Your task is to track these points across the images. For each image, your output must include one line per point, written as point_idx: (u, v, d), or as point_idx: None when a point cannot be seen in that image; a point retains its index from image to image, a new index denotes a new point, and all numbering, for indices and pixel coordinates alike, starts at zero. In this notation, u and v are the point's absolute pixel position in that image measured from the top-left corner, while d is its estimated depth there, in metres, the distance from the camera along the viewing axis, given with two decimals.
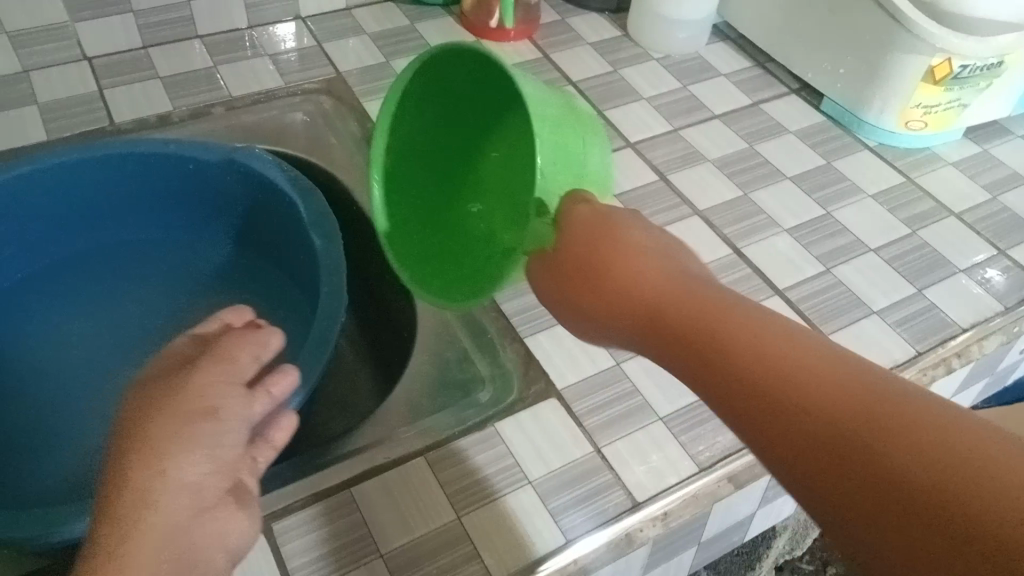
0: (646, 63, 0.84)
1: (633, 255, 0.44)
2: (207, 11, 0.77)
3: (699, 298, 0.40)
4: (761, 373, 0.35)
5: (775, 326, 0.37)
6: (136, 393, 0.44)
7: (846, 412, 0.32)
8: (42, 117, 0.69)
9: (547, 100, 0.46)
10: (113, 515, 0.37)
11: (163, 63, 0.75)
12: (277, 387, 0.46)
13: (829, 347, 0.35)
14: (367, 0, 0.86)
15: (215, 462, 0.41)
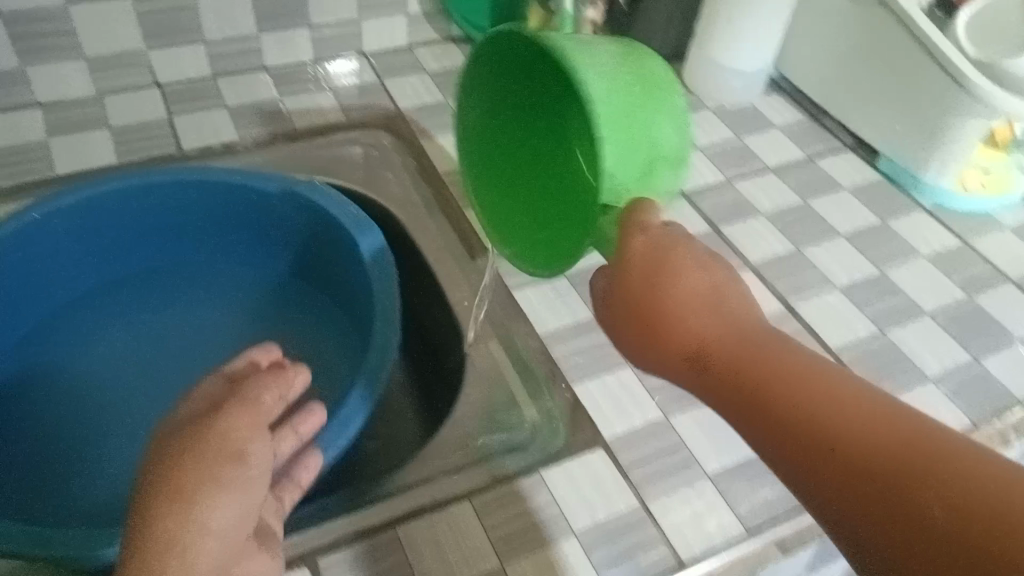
0: (700, 112, 0.85)
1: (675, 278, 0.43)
2: (275, 45, 0.79)
3: (740, 330, 0.40)
4: (804, 410, 0.36)
5: (814, 362, 0.37)
6: (163, 437, 0.43)
7: (892, 460, 0.33)
8: (113, 141, 0.71)
9: (620, 87, 0.45)
10: (142, 565, 0.37)
11: (230, 92, 0.78)
12: (304, 426, 0.50)
13: (865, 389, 0.36)
14: (429, 38, 0.87)
15: (242, 506, 0.41)
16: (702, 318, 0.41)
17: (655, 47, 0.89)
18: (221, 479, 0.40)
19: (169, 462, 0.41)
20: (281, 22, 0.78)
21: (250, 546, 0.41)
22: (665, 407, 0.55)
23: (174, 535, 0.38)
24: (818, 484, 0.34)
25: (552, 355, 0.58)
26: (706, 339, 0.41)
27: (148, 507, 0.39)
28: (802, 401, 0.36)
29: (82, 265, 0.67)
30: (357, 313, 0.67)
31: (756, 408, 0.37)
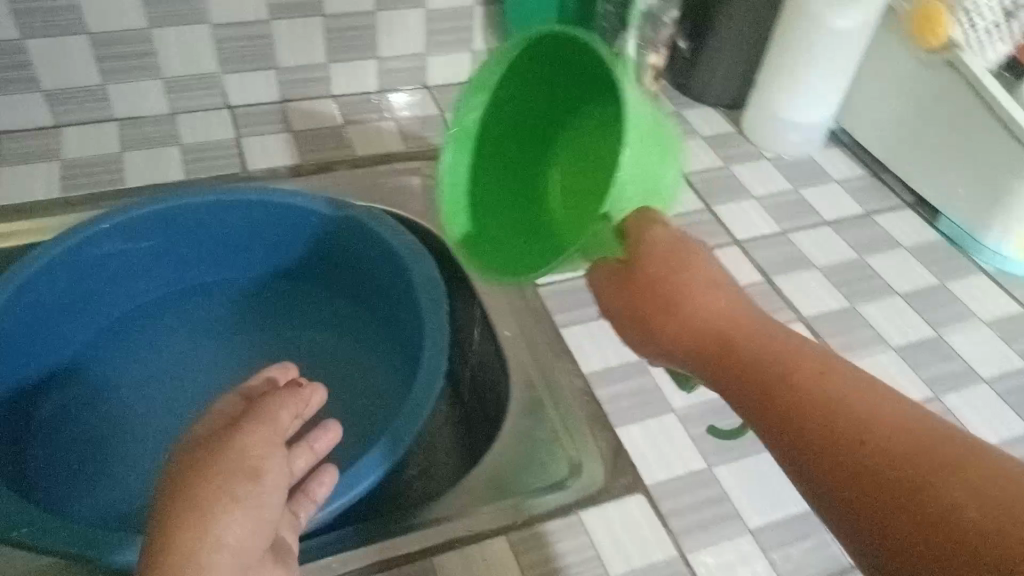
0: (758, 162, 0.85)
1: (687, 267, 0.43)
2: (343, 74, 0.82)
3: (763, 331, 0.39)
4: (820, 413, 0.34)
5: (841, 368, 0.36)
6: (183, 451, 0.44)
7: (900, 450, 0.32)
8: (183, 158, 0.74)
9: (650, 116, 0.46)
10: None
11: (297, 118, 0.80)
12: (319, 443, 0.50)
13: (872, 385, 0.35)
14: None
15: (256, 525, 0.41)
16: (718, 316, 0.40)
17: (715, 94, 0.89)
18: (236, 497, 0.41)
19: (186, 481, 0.41)
20: (351, 52, 0.80)
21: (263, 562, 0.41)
22: (708, 458, 0.55)
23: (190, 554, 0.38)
24: (829, 487, 0.33)
25: (594, 394, 0.59)
26: (726, 338, 0.40)
27: (161, 526, 0.39)
28: (824, 403, 0.35)
29: (152, 271, 0.70)
30: (406, 340, 0.67)
31: (774, 409, 0.36)
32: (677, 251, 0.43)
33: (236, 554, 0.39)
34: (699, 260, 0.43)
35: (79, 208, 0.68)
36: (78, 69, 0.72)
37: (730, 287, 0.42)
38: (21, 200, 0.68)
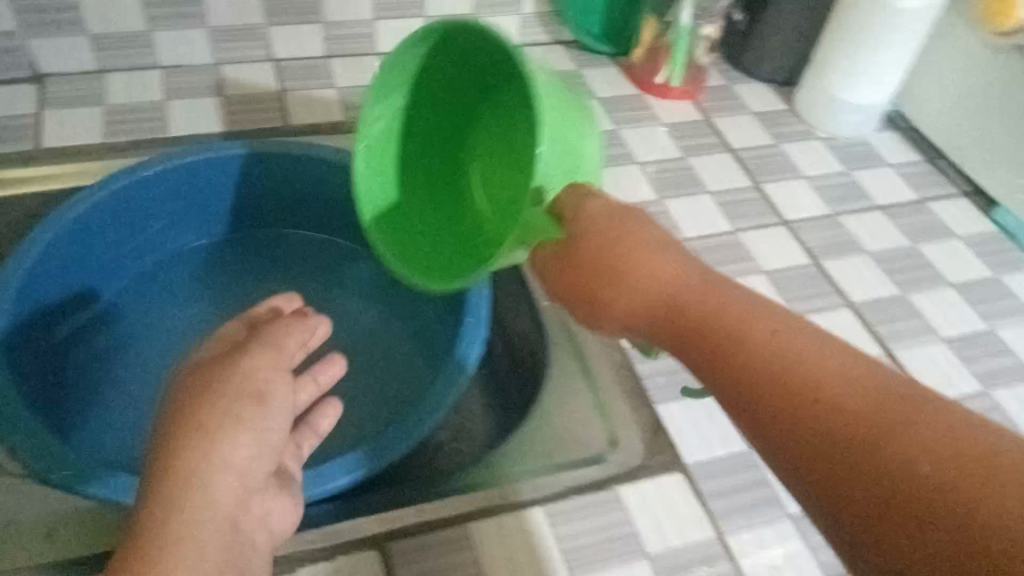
0: (809, 141, 0.82)
1: (637, 232, 0.43)
2: (390, 32, 0.80)
3: (715, 289, 0.39)
4: (770, 376, 0.34)
5: (793, 327, 0.36)
6: (190, 374, 0.44)
7: (856, 410, 0.31)
8: (226, 108, 0.73)
9: (555, 92, 0.46)
10: (161, 500, 0.37)
11: (342, 75, 0.78)
12: (324, 374, 0.52)
13: (818, 340, 0.35)
14: (540, 39, 0.86)
15: (260, 447, 0.41)
16: (668, 281, 0.40)
17: (768, 70, 0.87)
18: (243, 417, 0.41)
19: (195, 397, 0.42)
20: (398, 10, 0.78)
21: (266, 486, 0.43)
22: None
23: (194, 469, 0.38)
24: (793, 448, 0.33)
25: (633, 369, 0.57)
26: (677, 300, 0.40)
27: (169, 439, 0.39)
28: (774, 365, 0.35)
29: (187, 215, 0.69)
30: (448, 307, 0.67)
31: (733, 371, 0.36)
32: (615, 218, 0.43)
33: (240, 476, 0.40)
34: (642, 227, 0.43)
35: (125, 152, 0.68)
36: (124, 14, 0.71)
37: (677, 248, 0.42)
38: (67, 142, 0.68)
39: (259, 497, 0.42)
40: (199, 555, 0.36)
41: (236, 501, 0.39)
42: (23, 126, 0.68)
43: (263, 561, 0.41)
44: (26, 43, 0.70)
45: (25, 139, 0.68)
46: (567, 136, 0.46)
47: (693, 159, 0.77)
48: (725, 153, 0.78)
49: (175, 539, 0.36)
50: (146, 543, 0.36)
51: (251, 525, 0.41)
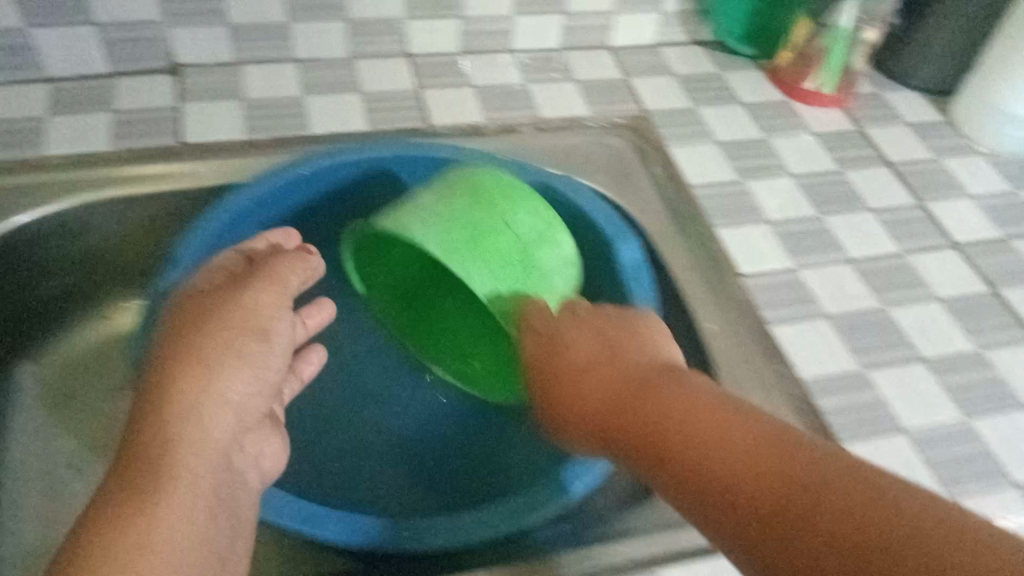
0: (971, 156, 0.77)
1: (575, 347, 0.48)
2: (528, 29, 0.77)
3: (648, 386, 0.42)
4: (690, 463, 0.37)
5: (710, 416, 0.38)
6: (190, 301, 0.48)
7: (763, 493, 0.33)
8: (366, 107, 0.70)
9: (451, 218, 0.51)
10: (155, 423, 0.41)
11: (478, 73, 0.75)
12: (312, 318, 0.54)
13: (731, 423, 0.37)
14: (678, 38, 0.82)
15: (258, 383, 0.45)
16: (599, 384, 0.45)
17: (925, 78, 0.81)
18: (245, 353, 0.45)
19: (198, 326, 0.45)
20: (539, 6, 0.75)
21: (258, 426, 0.46)
22: (944, 487, 0.52)
23: (196, 395, 0.42)
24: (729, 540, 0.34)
25: (817, 408, 0.55)
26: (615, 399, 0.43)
27: (176, 364, 0.43)
28: (695, 462, 0.36)
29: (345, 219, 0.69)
30: None
31: (662, 467, 0.38)
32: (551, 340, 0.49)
33: (238, 410, 0.44)
34: (571, 339, 0.49)
35: (265, 152, 0.66)
36: (266, 6, 0.69)
37: (608, 350, 0.47)
38: (208, 138, 0.66)
39: (253, 437, 0.45)
40: (199, 485, 0.40)
41: (232, 435, 0.43)
42: (167, 122, 0.67)
43: (254, 498, 0.44)
44: (166, 33, 0.68)
45: (167, 133, 0.66)
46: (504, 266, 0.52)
47: (850, 173, 0.72)
48: (882, 167, 0.73)
49: (173, 470, 0.39)
50: (149, 459, 0.39)
51: (244, 463, 0.44)
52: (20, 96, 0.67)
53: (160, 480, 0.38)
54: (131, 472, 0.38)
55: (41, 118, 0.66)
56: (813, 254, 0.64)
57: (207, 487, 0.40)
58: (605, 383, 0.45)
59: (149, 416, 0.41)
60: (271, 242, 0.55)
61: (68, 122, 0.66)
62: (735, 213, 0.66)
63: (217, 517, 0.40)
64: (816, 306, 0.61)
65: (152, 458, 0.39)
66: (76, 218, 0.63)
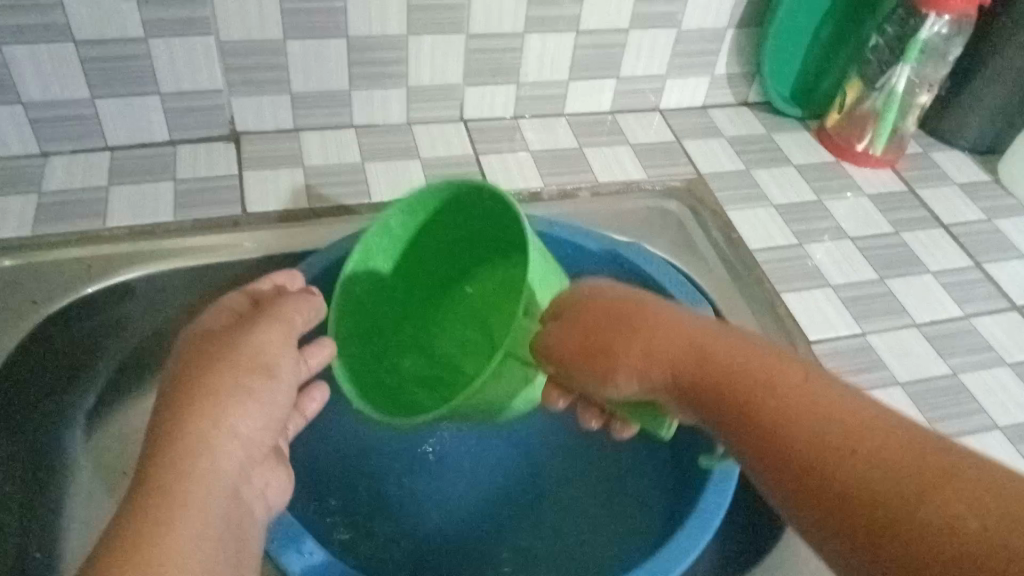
0: None
1: (654, 305, 0.45)
2: (582, 93, 0.78)
3: (739, 342, 0.39)
4: (801, 424, 0.34)
5: (836, 392, 0.34)
6: (199, 339, 0.48)
7: (897, 458, 0.30)
8: (426, 173, 0.71)
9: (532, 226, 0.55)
10: (165, 459, 0.40)
11: (534, 136, 0.76)
12: (314, 360, 0.53)
13: (846, 394, 0.34)
14: (726, 100, 0.83)
15: (265, 418, 0.46)
16: (674, 331, 0.41)
17: (970, 137, 0.82)
18: (252, 388, 0.45)
19: (201, 361, 0.46)
20: (593, 71, 0.76)
21: (265, 460, 0.46)
22: None
23: (204, 431, 0.42)
24: (830, 518, 0.31)
25: None
26: (696, 348, 0.40)
27: (187, 401, 0.43)
28: (789, 431, 0.34)
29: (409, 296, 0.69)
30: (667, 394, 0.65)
31: (761, 426, 0.35)
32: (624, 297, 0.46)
33: (246, 444, 0.44)
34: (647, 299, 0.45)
35: (328, 220, 0.67)
36: (329, 75, 0.69)
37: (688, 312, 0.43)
38: (275, 207, 0.66)
39: (259, 470, 0.46)
40: (206, 521, 0.40)
41: (239, 469, 0.43)
42: (231, 189, 0.67)
43: (256, 528, 0.45)
44: (229, 102, 0.69)
45: (234, 203, 0.66)
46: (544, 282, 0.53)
47: (906, 234, 0.72)
48: (937, 228, 0.74)
49: (181, 507, 0.39)
50: (158, 495, 0.39)
51: (251, 496, 0.45)
52: (81, 165, 0.67)
53: (173, 515, 0.39)
54: (139, 503, 0.39)
55: (103, 188, 0.66)
56: (878, 318, 0.64)
57: (215, 525, 0.40)
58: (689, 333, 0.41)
59: (158, 450, 0.41)
60: (275, 283, 0.56)
61: (131, 191, 0.66)
62: (799, 278, 0.66)
63: (224, 553, 0.40)
64: (887, 372, 0.61)
65: (161, 490, 0.39)
66: (145, 286, 0.63)
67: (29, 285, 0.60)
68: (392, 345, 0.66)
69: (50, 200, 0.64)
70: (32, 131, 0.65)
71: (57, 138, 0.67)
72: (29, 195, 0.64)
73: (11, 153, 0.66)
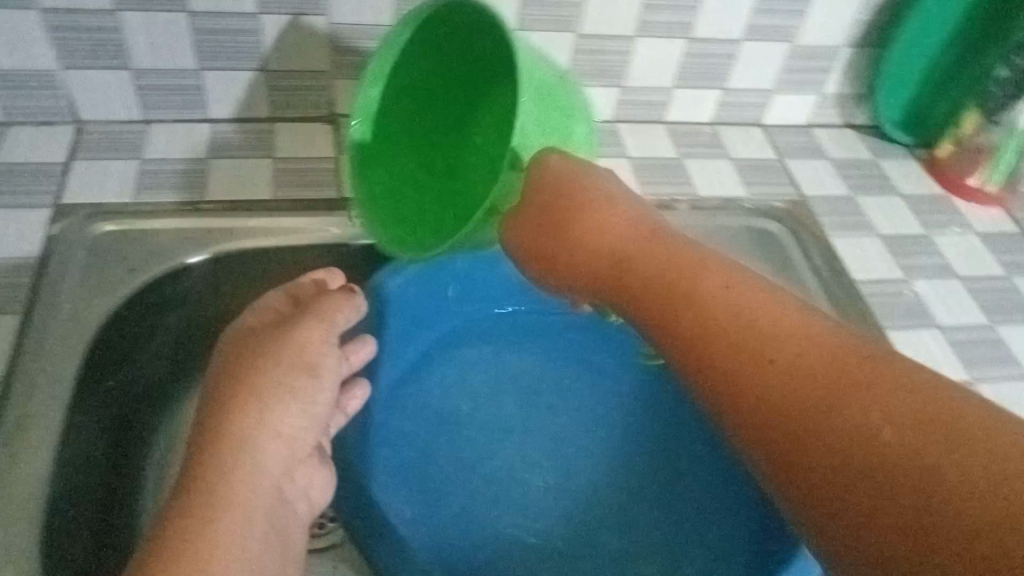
0: None
1: (602, 196, 0.46)
2: (685, 102, 0.75)
3: (666, 243, 0.41)
4: (723, 329, 0.34)
5: (754, 295, 0.35)
6: (244, 338, 0.49)
7: (813, 367, 0.31)
8: None
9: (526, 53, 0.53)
10: (213, 457, 0.42)
11: (632, 142, 0.74)
12: (355, 355, 0.56)
13: (765, 296, 0.35)
14: (832, 120, 0.80)
15: (308, 417, 0.47)
16: (612, 231, 0.44)
17: None
18: (295, 388, 0.47)
19: (250, 362, 0.47)
20: (700, 80, 0.74)
21: (308, 458, 0.48)
22: None
23: (247, 432, 0.44)
24: (748, 434, 0.32)
25: None
26: (632, 250, 0.42)
27: (231, 403, 0.45)
28: (714, 334, 0.35)
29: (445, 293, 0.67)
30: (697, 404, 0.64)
31: (682, 331, 0.36)
32: (569, 176, 0.47)
33: (289, 444, 0.45)
34: (591, 181, 0.47)
35: None
36: None
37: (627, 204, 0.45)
38: None
39: (303, 467, 0.47)
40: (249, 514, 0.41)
41: (284, 467, 0.45)
42: (326, 172, 0.67)
43: (301, 528, 0.46)
44: (332, 84, 0.68)
45: (330, 186, 0.66)
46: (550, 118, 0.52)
47: (1018, 280, 0.69)
48: None
49: (224, 499, 0.40)
50: (202, 488, 0.40)
51: (294, 493, 0.46)
52: (182, 134, 0.67)
53: (213, 505, 0.40)
54: (186, 492, 0.40)
55: (202, 160, 0.66)
56: (985, 367, 0.61)
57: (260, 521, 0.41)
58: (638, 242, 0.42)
59: (207, 448, 0.42)
60: (314, 279, 0.54)
61: (229, 167, 0.66)
62: (900, 315, 0.64)
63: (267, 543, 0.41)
64: None
65: (203, 481, 0.41)
66: (224, 266, 0.63)
67: (114, 254, 0.60)
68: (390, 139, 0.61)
69: (150, 167, 0.64)
70: (138, 98, 0.66)
71: (160, 107, 0.67)
72: (130, 162, 0.65)
73: (115, 117, 0.67)
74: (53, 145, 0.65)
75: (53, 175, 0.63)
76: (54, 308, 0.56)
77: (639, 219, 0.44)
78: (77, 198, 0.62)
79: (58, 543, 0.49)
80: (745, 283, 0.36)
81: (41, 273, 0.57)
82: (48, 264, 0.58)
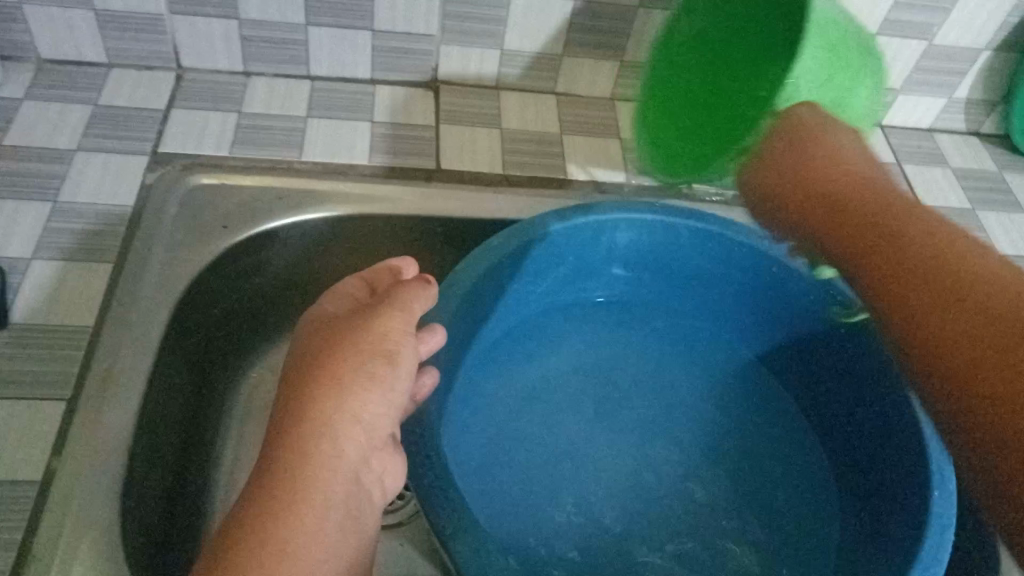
0: None
1: (842, 145, 0.42)
2: None
3: (890, 197, 0.38)
4: (929, 269, 0.33)
5: (974, 251, 0.33)
6: (321, 326, 0.45)
7: (999, 304, 0.30)
8: (623, 154, 0.67)
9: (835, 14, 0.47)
10: (288, 444, 0.39)
11: None
12: (426, 346, 0.49)
13: (982, 255, 0.33)
14: (957, 127, 0.75)
15: (387, 406, 0.43)
16: (841, 177, 0.40)
17: None
18: (373, 377, 0.42)
19: (330, 345, 0.43)
20: None
21: (384, 447, 0.43)
22: None
23: (325, 421, 0.40)
24: (924, 360, 0.31)
25: None
26: (856, 198, 0.39)
27: (307, 390, 0.41)
28: (914, 271, 0.33)
29: (581, 273, 0.62)
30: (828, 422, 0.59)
31: (885, 270, 0.35)
32: (815, 123, 0.43)
33: (369, 431, 0.41)
34: (831, 130, 0.43)
35: (510, 190, 0.62)
36: (544, 37, 0.65)
37: (860, 160, 0.42)
38: (468, 167, 0.63)
39: (380, 455, 0.43)
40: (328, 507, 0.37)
41: (360, 454, 0.41)
42: (425, 141, 0.64)
43: (374, 517, 0.42)
44: (437, 49, 0.65)
45: (427, 156, 0.63)
46: (831, 79, 0.45)
47: None
48: None
49: (299, 491, 0.37)
50: (275, 480, 0.37)
51: (369, 481, 0.42)
52: (282, 89, 0.66)
53: (284, 501, 0.37)
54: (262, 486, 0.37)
55: (301, 119, 0.64)
56: None
57: (331, 512, 0.38)
58: (861, 182, 0.40)
59: (289, 434, 0.39)
60: (392, 269, 0.51)
61: (328, 127, 0.64)
62: None
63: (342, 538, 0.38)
64: None
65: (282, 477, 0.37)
66: (318, 230, 0.60)
67: (202, 212, 0.58)
68: (695, 53, 0.59)
69: (248, 121, 0.63)
70: (241, 49, 0.64)
71: (262, 59, 0.65)
72: (229, 114, 0.63)
73: (216, 67, 0.65)
74: (154, 90, 0.64)
75: (152, 122, 0.62)
76: (145, 265, 0.54)
77: (873, 172, 0.41)
78: (175, 148, 0.61)
79: (137, 496, 0.47)
80: (968, 244, 0.34)
81: (134, 222, 0.56)
82: (143, 213, 0.57)
